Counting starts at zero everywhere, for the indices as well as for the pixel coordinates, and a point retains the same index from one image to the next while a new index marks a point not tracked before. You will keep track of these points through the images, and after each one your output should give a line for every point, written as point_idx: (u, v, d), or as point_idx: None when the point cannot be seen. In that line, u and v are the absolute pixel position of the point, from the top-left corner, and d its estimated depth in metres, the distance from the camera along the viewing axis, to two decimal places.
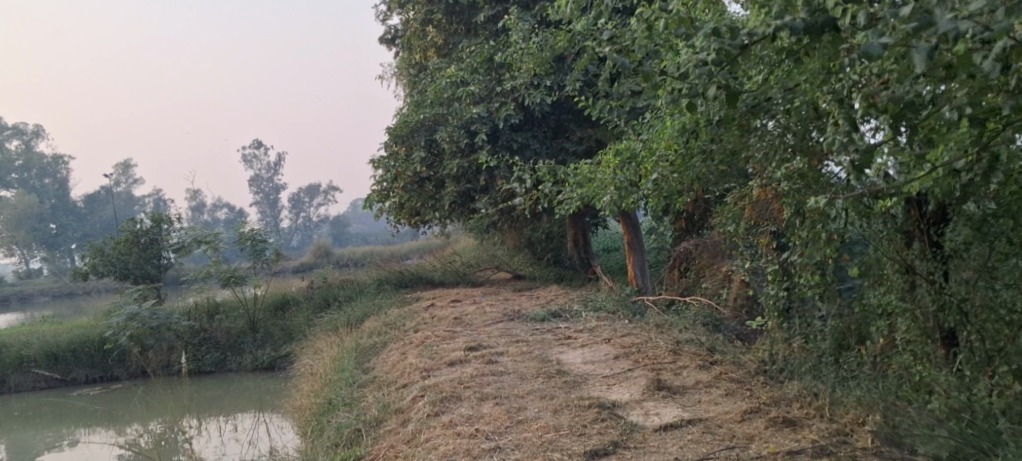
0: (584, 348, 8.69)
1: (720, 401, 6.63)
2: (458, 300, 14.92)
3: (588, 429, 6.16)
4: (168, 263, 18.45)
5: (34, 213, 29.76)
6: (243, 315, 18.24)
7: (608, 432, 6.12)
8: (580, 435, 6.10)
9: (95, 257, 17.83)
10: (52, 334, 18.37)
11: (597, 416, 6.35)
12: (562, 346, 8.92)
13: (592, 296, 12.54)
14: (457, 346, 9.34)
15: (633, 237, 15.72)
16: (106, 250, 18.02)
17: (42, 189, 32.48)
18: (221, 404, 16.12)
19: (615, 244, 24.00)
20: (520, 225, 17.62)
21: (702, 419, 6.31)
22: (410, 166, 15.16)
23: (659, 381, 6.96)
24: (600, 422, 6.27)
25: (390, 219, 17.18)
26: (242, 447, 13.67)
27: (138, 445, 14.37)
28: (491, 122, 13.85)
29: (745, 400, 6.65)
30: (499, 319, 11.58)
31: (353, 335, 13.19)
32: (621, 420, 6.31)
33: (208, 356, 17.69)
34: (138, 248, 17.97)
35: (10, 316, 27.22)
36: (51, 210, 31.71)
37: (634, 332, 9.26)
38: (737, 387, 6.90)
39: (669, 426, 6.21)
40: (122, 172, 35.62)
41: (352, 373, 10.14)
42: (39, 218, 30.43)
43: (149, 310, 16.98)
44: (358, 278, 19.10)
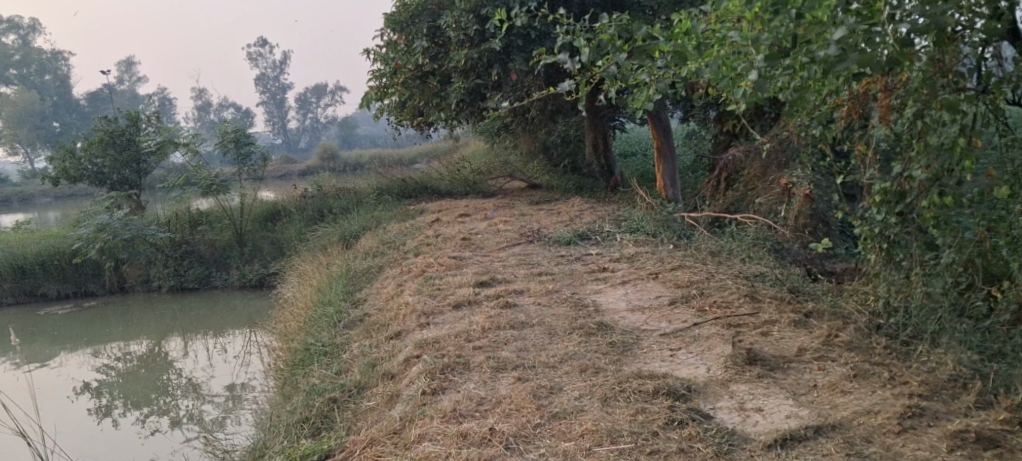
0: (628, 285, 6.80)
1: (849, 390, 4.96)
2: (467, 215, 12.93)
3: (660, 441, 4.50)
4: (148, 167, 16.31)
5: (36, 112, 27.30)
6: (229, 226, 16.09)
7: (698, 449, 4.47)
8: (649, 455, 4.43)
9: (65, 161, 15.63)
10: (19, 242, 16.07)
11: (671, 416, 4.68)
12: (597, 283, 7.02)
13: (624, 212, 10.61)
14: (466, 279, 7.44)
15: (663, 140, 13.67)
16: (78, 152, 15.80)
17: (43, 85, 28.81)
18: (209, 323, 14.32)
19: (633, 149, 22.00)
20: (535, 127, 15.63)
21: (833, 425, 4.67)
22: (412, 57, 13.02)
23: (750, 351, 5.29)
24: (679, 428, 4.61)
25: (391, 120, 15.16)
26: (231, 371, 11.91)
27: (116, 369, 12.52)
28: (505, 5, 11.79)
29: (884, 389, 4.95)
30: (515, 240, 9.69)
31: (348, 255, 11.29)
32: (708, 425, 4.65)
33: (190, 272, 15.57)
34: (114, 150, 15.82)
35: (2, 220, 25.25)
36: (53, 108, 29.28)
37: (687, 263, 7.34)
38: (861, 361, 5.20)
39: (790, 440, 4.57)
40: (124, 68, 33.39)
41: (338, 308, 8.22)
42: (42, 116, 28.18)
43: (121, 221, 15.01)
44: (354, 186, 17.02)
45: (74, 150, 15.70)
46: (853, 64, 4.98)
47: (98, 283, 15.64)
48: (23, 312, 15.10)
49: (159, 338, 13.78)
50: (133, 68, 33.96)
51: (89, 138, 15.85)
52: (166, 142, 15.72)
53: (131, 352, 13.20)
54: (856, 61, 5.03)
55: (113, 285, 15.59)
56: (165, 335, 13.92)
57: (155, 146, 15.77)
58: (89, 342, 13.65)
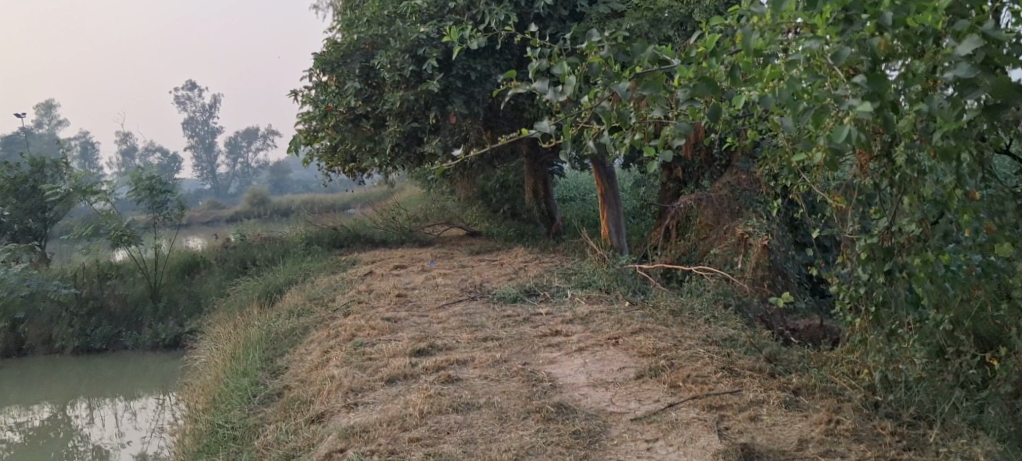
0: (585, 353, 6.03)
1: None
2: (403, 267, 12.09)
3: None
4: (54, 217, 15.28)
5: None
6: (143, 279, 15.03)
7: None
8: None
9: None
10: None
11: None
12: (551, 350, 6.20)
13: (569, 265, 9.89)
14: (400, 347, 6.62)
15: (607, 186, 13.06)
16: None
17: None
18: (119, 386, 13.18)
19: (572, 193, 21.40)
20: (472, 172, 14.94)
21: None
22: (343, 100, 12.21)
23: (741, 443, 4.57)
24: None
25: (321, 165, 14.30)
26: (142, 438, 10.82)
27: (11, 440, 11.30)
28: (443, 45, 11.14)
29: None
30: (455, 297, 8.88)
31: (269, 314, 10.36)
32: None
33: (97, 331, 14.39)
34: (15, 197, 14.82)
35: None
36: None
37: (646, 323, 6.63)
38: (872, 455, 4.48)
39: None
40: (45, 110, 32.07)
41: (256, 379, 7.31)
42: None
43: (18, 276, 13.77)
44: (281, 235, 16.07)
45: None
46: (987, 91, 3.64)
47: None
48: None
49: (62, 404, 12.55)
50: (54, 112, 32.55)
51: None
52: (72, 191, 14.58)
53: (29, 420, 11.99)
54: (987, 87, 3.63)
55: (9, 346, 14.19)
56: (68, 400, 12.70)
57: (60, 195, 14.68)
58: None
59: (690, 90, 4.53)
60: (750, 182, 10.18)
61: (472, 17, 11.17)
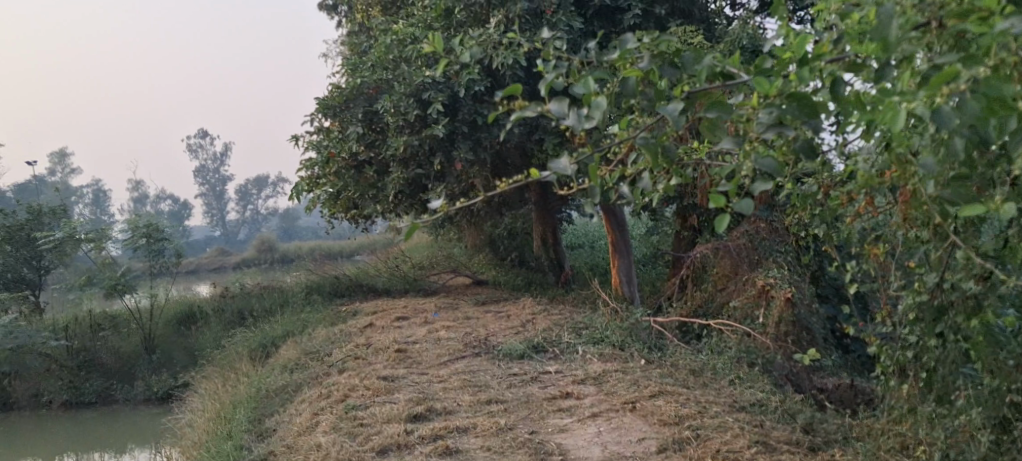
0: (601, 421, 5.44)
1: None
2: (405, 319, 11.54)
3: None
4: (51, 266, 14.70)
5: None
6: (138, 330, 14.50)
7: None
8: None
9: None
10: None
11: None
12: (561, 417, 5.62)
13: (580, 318, 9.31)
14: (396, 413, 6.05)
15: (618, 235, 12.53)
16: None
17: None
18: (114, 441, 12.51)
19: (580, 240, 20.89)
20: (478, 220, 14.41)
21: None
22: (345, 145, 11.72)
23: None
24: None
25: (324, 212, 13.82)
26: None
27: None
28: (448, 89, 10.70)
29: None
30: (459, 353, 8.32)
31: (262, 370, 9.81)
32: None
33: (89, 384, 13.79)
34: (11, 245, 14.26)
35: None
36: None
37: (665, 386, 6.05)
38: None
39: None
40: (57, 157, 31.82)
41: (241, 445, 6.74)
42: None
43: (7, 328, 13.18)
44: (282, 284, 15.55)
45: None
46: None
47: None
48: None
49: (52, 459, 11.84)
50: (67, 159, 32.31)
51: None
52: (66, 239, 14.04)
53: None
54: None
55: None
56: (57, 454, 12.09)
57: (53, 243, 14.12)
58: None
59: (776, 114, 3.02)
60: (770, 230, 9.56)
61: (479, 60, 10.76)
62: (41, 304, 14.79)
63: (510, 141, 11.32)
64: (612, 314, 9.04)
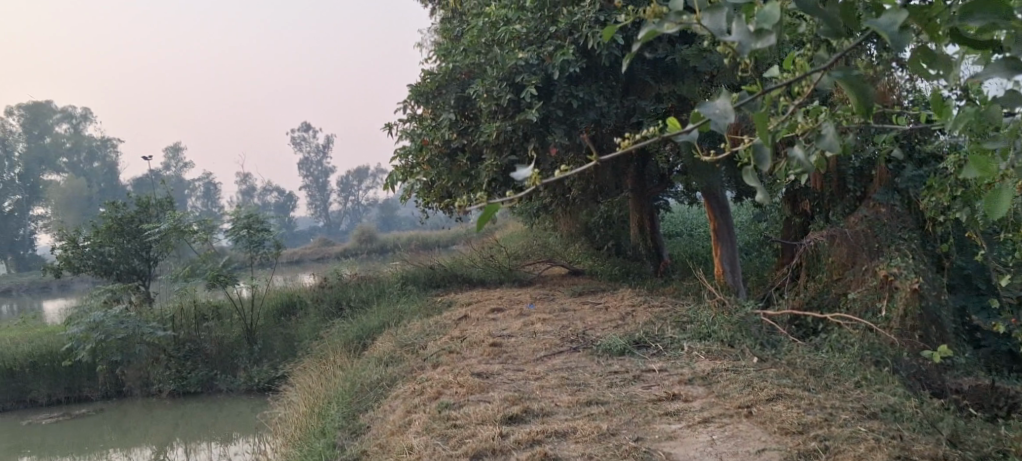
0: (713, 428, 4.96)
1: None
2: (500, 310, 11.18)
3: None
4: (160, 257, 14.72)
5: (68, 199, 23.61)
6: (240, 320, 14.22)
7: None
8: None
9: (68, 249, 14.05)
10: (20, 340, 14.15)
11: None
12: (668, 423, 5.16)
13: (683, 310, 8.77)
14: (494, 413, 5.69)
15: (720, 221, 11.93)
16: (82, 240, 14.26)
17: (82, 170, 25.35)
18: (219, 429, 12.25)
19: (678, 229, 20.26)
20: (573, 208, 13.97)
21: None
22: (438, 133, 11.46)
23: None
24: None
25: (418, 201, 13.55)
26: None
27: None
28: (543, 72, 10.28)
29: None
30: (555, 347, 7.89)
31: (357, 363, 9.55)
32: None
33: (194, 374, 13.62)
34: (122, 237, 14.30)
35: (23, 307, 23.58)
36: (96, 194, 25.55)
37: (781, 387, 5.58)
38: None
39: None
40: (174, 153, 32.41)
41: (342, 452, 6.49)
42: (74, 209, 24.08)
43: (117, 318, 13.15)
44: (379, 274, 15.36)
45: (79, 240, 14.20)
46: None
47: (93, 386, 13.65)
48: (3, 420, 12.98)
49: (163, 445, 11.70)
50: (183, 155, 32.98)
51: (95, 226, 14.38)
52: (171, 230, 13.78)
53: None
54: None
55: (109, 388, 13.61)
56: (169, 442, 11.84)
57: (160, 233, 13.94)
58: (80, 451, 11.59)
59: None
60: (892, 215, 8.93)
61: (575, 41, 10.32)
62: (151, 295, 14.84)
63: (606, 126, 10.85)
64: (718, 307, 8.42)
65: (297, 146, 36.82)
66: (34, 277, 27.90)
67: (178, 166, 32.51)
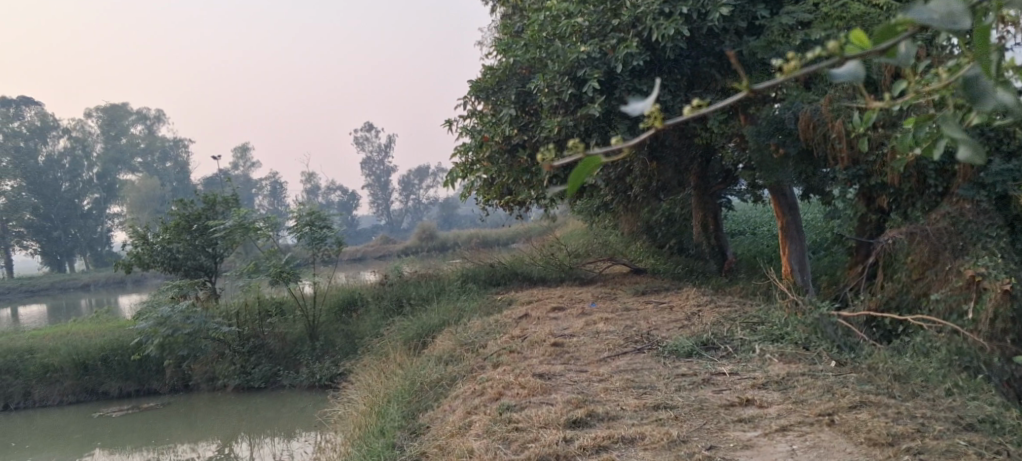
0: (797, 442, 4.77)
1: None
2: (561, 309, 10.94)
3: None
4: (226, 253, 14.67)
5: (157, 195, 30.42)
6: (303, 317, 14.14)
7: None
8: None
9: (136, 244, 14.16)
10: (87, 335, 14.24)
11: None
12: (742, 430, 4.96)
13: (752, 310, 8.45)
14: (562, 417, 5.45)
15: (788, 219, 11.53)
16: (151, 236, 14.37)
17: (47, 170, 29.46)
18: (283, 424, 12.12)
19: (741, 227, 19.83)
20: (634, 206, 13.69)
21: None
22: (499, 128, 11.16)
23: None
24: None
25: (478, 199, 13.39)
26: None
27: None
28: (606, 65, 10.02)
29: None
30: (619, 348, 7.64)
31: (416, 362, 9.40)
32: None
33: (258, 369, 13.49)
34: (189, 234, 14.30)
35: (94, 302, 23.97)
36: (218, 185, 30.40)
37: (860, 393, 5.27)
38: None
39: None
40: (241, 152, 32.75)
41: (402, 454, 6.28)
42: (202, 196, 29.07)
43: (183, 313, 13.08)
44: (439, 272, 15.22)
45: (147, 235, 14.29)
46: None
47: (162, 380, 13.64)
48: (71, 412, 13.11)
49: (228, 439, 11.68)
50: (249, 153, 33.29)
51: (164, 223, 14.46)
52: (237, 227, 13.72)
53: (196, 455, 11.06)
54: None
55: (176, 382, 13.58)
56: (235, 436, 11.80)
57: (226, 231, 13.90)
58: (147, 444, 11.58)
59: None
60: (978, 212, 8.55)
61: (638, 33, 10.04)
62: (217, 290, 14.80)
63: (669, 120, 10.54)
64: (790, 307, 8.06)
65: (359, 145, 37.09)
66: (107, 273, 28.50)
67: (244, 165, 32.89)
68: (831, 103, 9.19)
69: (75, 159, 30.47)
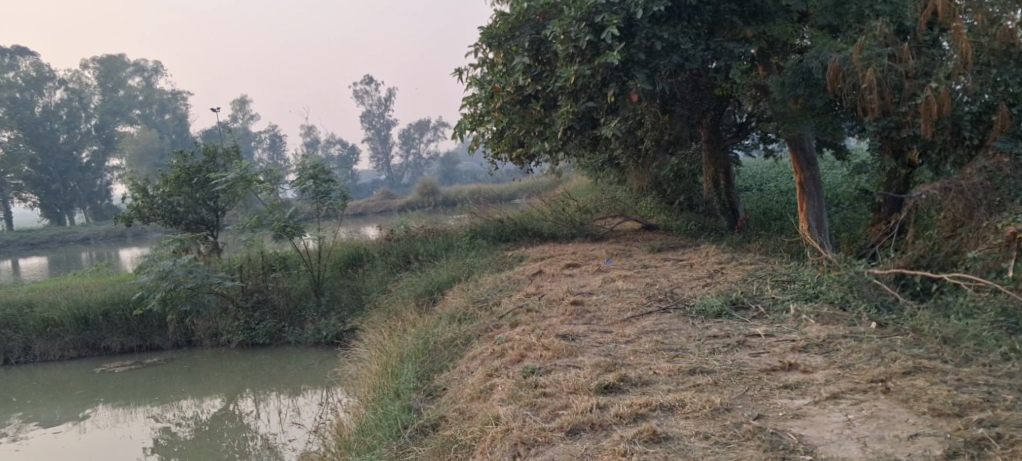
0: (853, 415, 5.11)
1: None
2: (576, 266, 10.59)
3: None
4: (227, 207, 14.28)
5: (156, 148, 29.96)
6: (307, 273, 13.80)
7: None
8: None
9: (136, 197, 13.75)
10: (86, 290, 13.88)
11: None
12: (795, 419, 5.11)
13: (780, 269, 8.09)
14: (608, 384, 5.59)
15: (806, 176, 11.13)
16: (151, 189, 13.95)
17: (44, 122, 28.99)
18: (288, 380, 11.84)
19: (750, 183, 19.42)
20: (644, 161, 13.28)
21: None
22: (511, 78, 10.69)
23: None
24: None
25: (487, 153, 12.99)
26: (309, 426, 9.57)
27: (176, 433, 10.07)
28: (625, 10, 9.53)
29: None
30: (642, 308, 7.29)
31: (428, 320, 9.08)
32: None
33: (262, 325, 13.18)
34: (190, 187, 13.85)
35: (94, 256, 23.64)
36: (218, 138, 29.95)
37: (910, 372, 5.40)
38: None
39: None
40: (240, 105, 32.21)
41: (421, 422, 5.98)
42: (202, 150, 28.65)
43: (185, 267, 12.68)
44: (445, 227, 14.84)
45: (147, 188, 13.88)
46: None
47: (164, 335, 13.34)
48: (72, 367, 12.82)
49: (232, 395, 11.39)
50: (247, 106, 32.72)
51: (164, 175, 14.02)
52: (239, 180, 13.26)
53: (199, 412, 10.80)
54: None
55: (178, 338, 13.29)
56: (240, 393, 11.52)
57: (227, 184, 13.43)
58: (151, 401, 11.31)
59: None
60: (1015, 166, 8.20)
61: None
62: (219, 245, 14.43)
63: (688, 69, 10.07)
64: (822, 265, 7.67)
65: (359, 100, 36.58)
66: (108, 227, 28.20)
67: (244, 117, 32.37)
68: (863, 51, 8.72)
69: (72, 111, 29.95)
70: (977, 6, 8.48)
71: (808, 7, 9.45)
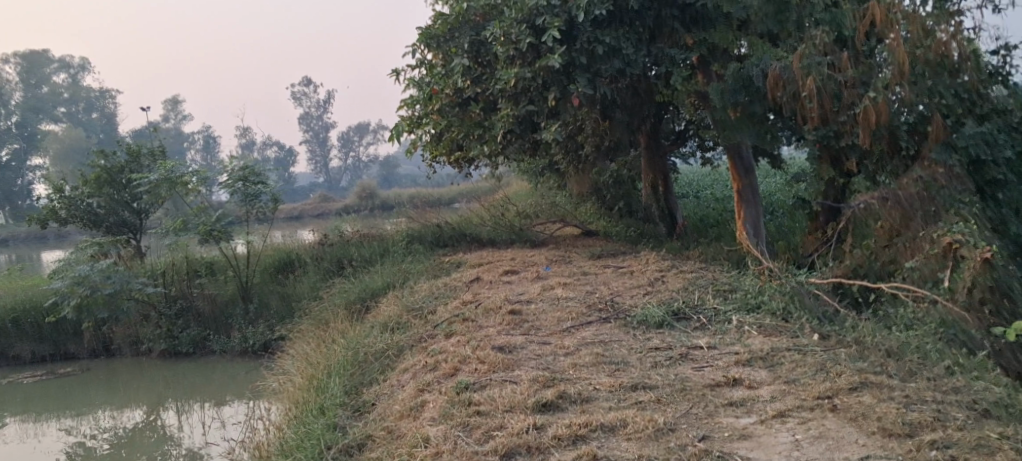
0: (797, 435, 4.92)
1: None
2: (514, 273, 10.35)
3: None
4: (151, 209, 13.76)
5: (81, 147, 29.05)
6: (233, 278, 13.21)
7: None
8: None
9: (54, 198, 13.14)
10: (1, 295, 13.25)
11: None
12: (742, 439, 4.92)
13: (721, 278, 7.93)
14: (546, 403, 5.34)
15: (746, 184, 11.04)
16: (70, 189, 13.34)
17: None
18: (213, 390, 11.40)
19: (690, 189, 19.40)
20: (584, 167, 13.09)
21: None
22: (449, 80, 10.41)
23: None
24: None
25: (425, 157, 12.69)
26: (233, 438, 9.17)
27: (90, 446, 9.59)
28: (566, 12, 9.31)
29: None
30: (581, 318, 7.06)
31: (360, 329, 8.75)
32: None
33: (186, 333, 12.68)
34: (111, 188, 13.31)
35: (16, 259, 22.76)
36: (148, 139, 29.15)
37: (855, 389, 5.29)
38: None
39: None
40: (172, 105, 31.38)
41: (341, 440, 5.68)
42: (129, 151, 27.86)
43: (103, 272, 12.14)
44: (381, 231, 14.49)
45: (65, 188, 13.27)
46: None
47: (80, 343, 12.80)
48: None
49: (154, 407, 10.92)
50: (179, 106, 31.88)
51: (84, 175, 13.41)
52: (162, 181, 12.69)
53: (117, 424, 10.32)
54: None
55: (95, 346, 12.78)
56: (162, 404, 11.04)
57: (149, 185, 12.83)
58: (68, 413, 10.80)
59: None
60: (951, 177, 8.19)
61: None
62: (143, 249, 13.92)
63: (629, 74, 9.89)
64: (764, 275, 7.50)
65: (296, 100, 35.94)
66: (30, 228, 27.25)
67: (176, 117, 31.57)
68: (802, 59, 8.58)
69: None
70: (914, 17, 8.43)
71: (748, 14, 9.26)
